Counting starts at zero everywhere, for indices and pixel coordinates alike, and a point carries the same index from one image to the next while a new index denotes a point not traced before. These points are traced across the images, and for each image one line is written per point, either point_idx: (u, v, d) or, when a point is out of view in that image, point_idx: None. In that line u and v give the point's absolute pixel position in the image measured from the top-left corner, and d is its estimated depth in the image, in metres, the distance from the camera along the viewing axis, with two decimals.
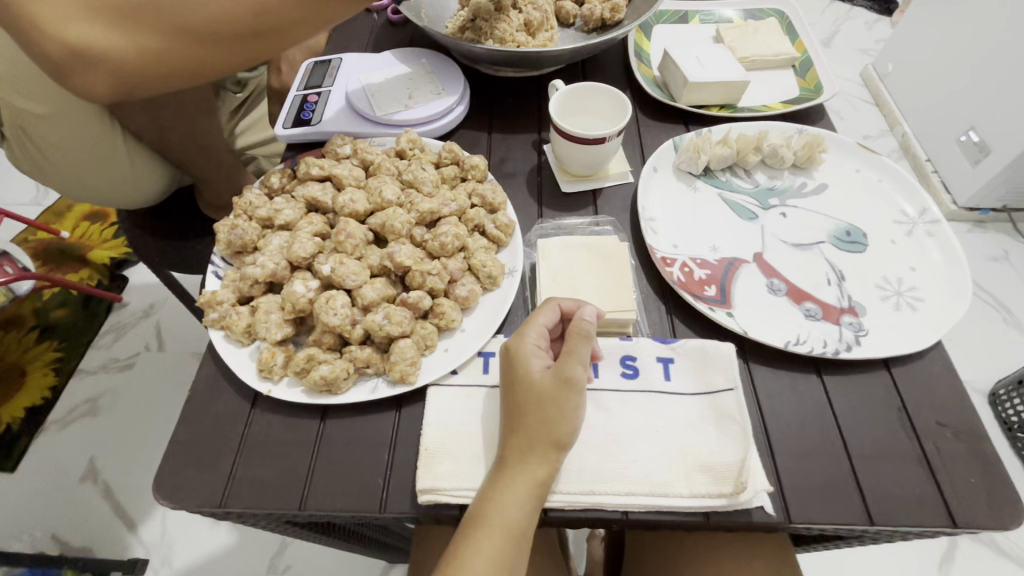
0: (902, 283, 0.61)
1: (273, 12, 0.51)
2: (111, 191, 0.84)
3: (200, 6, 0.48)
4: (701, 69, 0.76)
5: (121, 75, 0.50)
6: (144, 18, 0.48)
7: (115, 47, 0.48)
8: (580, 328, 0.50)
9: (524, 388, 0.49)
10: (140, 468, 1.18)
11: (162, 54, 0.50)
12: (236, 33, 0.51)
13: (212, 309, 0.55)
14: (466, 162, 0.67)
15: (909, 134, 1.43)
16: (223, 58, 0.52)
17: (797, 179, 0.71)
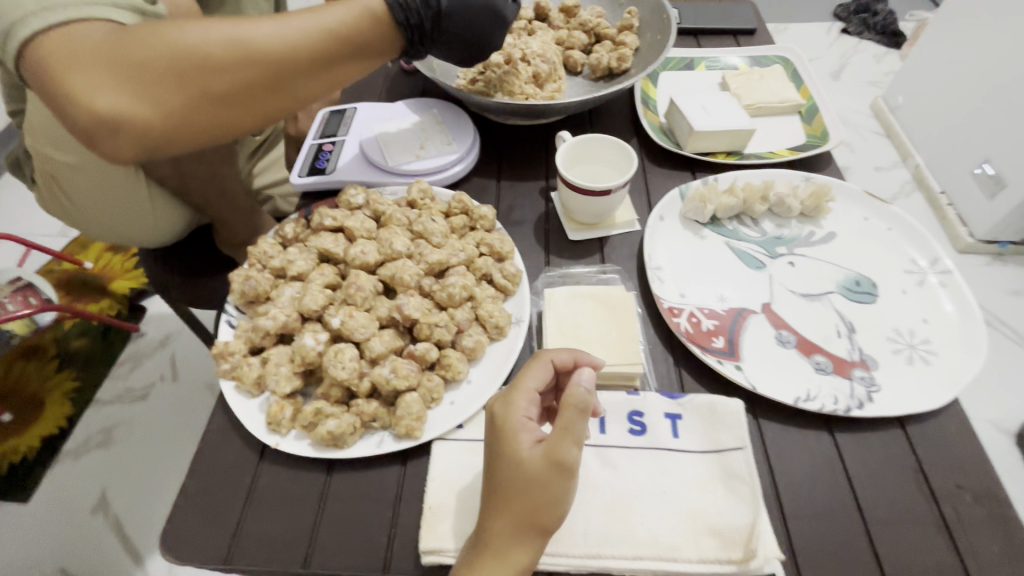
0: (914, 336, 0.60)
1: (292, 77, 0.55)
2: (135, 230, 0.87)
3: (225, 74, 0.52)
4: (707, 117, 0.78)
5: (148, 140, 0.52)
6: (173, 88, 0.51)
7: (143, 115, 0.51)
8: (575, 402, 0.46)
9: (512, 462, 0.46)
10: (150, 502, 1.19)
11: (188, 119, 0.53)
12: (256, 96, 0.54)
13: (224, 360, 0.56)
14: (475, 212, 0.69)
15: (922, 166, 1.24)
16: (243, 118, 0.56)
17: (805, 227, 0.71)
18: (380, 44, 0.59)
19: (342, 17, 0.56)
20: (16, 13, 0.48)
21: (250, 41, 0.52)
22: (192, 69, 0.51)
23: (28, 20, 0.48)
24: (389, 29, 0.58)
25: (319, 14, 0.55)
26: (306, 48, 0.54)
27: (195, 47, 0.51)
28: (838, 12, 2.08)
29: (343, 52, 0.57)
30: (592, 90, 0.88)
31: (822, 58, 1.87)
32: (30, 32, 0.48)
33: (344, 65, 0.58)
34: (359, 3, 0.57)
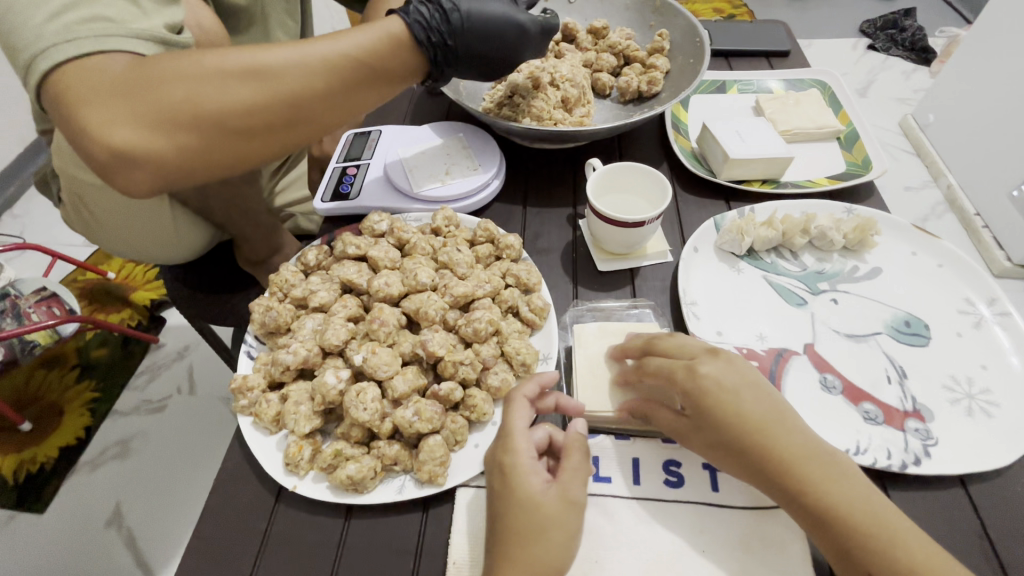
0: (972, 384, 0.56)
1: (309, 106, 0.54)
2: (158, 246, 0.87)
3: (242, 104, 0.51)
4: (743, 144, 0.75)
5: (164, 173, 0.52)
6: (188, 120, 0.50)
7: (159, 149, 0.50)
8: (574, 441, 0.48)
9: (528, 511, 0.44)
10: (165, 517, 1.17)
11: (203, 151, 0.52)
12: (271, 125, 0.53)
13: (242, 395, 0.54)
14: (501, 241, 0.66)
15: (955, 186, 1.16)
16: (260, 148, 0.55)
17: (848, 262, 0.67)
18: (399, 67, 0.57)
19: (362, 42, 0.55)
20: (38, 44, 0.48)
21: (268, 70, 0.51)
22: (208, 101, 0.49)
23: (48, 52, 0.48)
24: (412, 51, 0.58)
25: (337, 39, 0.54)
26: (323, 75, 0.53)
27: (212, 79, 0.49)
28: (865, 27, 2.05)
29: (361, 78, 0.55)
30: (621, 113, 0.86)
31: (849, 74, 1.83)
32: (50, 65, 0.48)
33: (362, 92, 0.56)
34: (378, 28, 0.56)
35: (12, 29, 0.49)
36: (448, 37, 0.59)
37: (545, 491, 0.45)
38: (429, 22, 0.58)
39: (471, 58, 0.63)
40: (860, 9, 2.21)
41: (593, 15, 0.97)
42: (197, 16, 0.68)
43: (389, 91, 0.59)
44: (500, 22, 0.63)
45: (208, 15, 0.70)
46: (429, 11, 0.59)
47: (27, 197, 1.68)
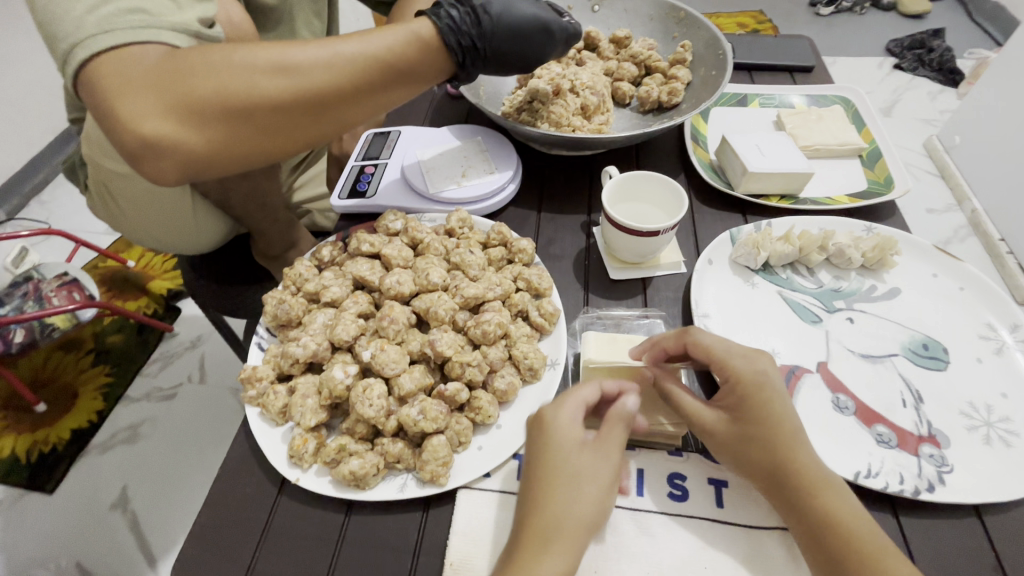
0: (991, 412, 0.54)
1: (333, 106, 0.54)
2: (177, 235, 0.88)
3: (267, 99, 0.51)
4: (762, 158, 0.74)
5: (189, 164, 0.53)
6: (215, 113, 0.50)
7: (186, 140, 0.51)
8: (620, 412, 0.48)
9: (562, 454, 0.46)
10: (171, 503, 1.19)
11: (228, 143, 0.52)
12: (294, 122, 0.54)
13: (251, 385, 0.55)
14: (514, 245, 0.66)
15: (981, 210, 1.12)
16: (281, 144, 0.55)
17: (866, 281, 0.66)
18: (426, 71, 0.58)
19: (389, 45, 0.55)
20: (76, 34, 0.49)
21: (293, 68, 0.52)
22: (234, 95, 0.50)
23: (86, 43, 0.49)
24: (442, 57, 0.59)
25: (365, 40, 0.54)
26: (349, 78, 0.54)
27: (239, 74, 0.50)
28: (891, 46, 2.04)
29: (386, 79, 0.56)
30: (640, 122, 0.86)
31: (873, 93, 1.81)
32: (87, 55, 0.49)
33: (385, 95, 0.57)
34: (405, 30, 0.56)
35: (51, 19, 0.50)
36: (478, 41, 0.60)
37: (580, 442, 0.46)
38: (461, 28, 0.58)
39: (499, 63, 0.64)
40: (887, 28, 2.19)
41: (616, 24, 0.97)
42: (227, 12, 0.70)
43: (412, 93, 0.60)
44: (530, 23, 0.63)
45: (239, 13, 0.71)
46: (461, 14, 0.59)
47: (55, 184, 1.73)
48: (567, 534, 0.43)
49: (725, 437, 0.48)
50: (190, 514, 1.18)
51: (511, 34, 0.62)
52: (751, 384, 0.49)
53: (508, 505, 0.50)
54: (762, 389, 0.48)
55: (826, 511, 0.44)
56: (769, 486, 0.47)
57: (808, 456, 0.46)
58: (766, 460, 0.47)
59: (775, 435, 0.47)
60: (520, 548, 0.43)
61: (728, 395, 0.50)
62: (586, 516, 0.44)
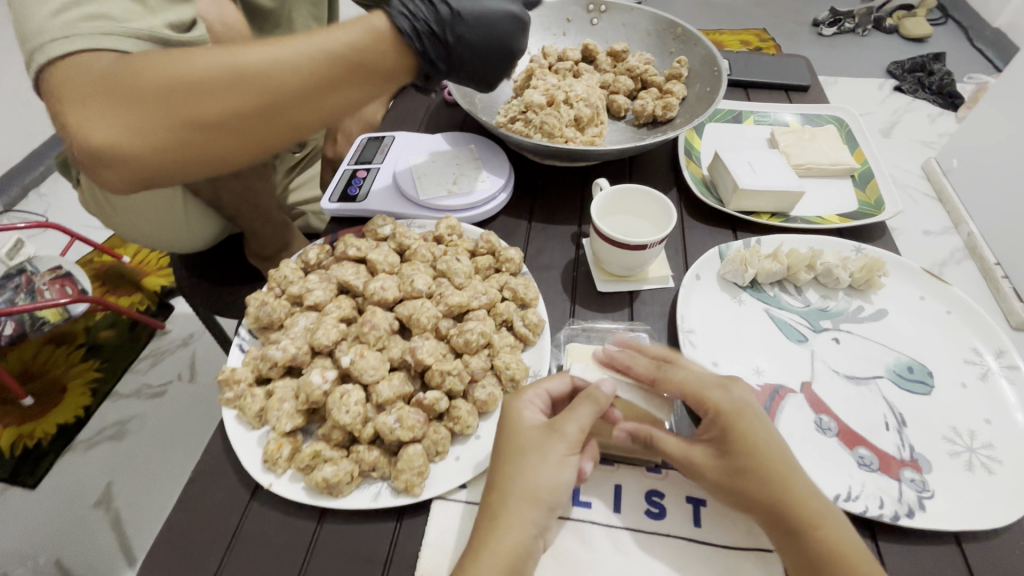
0: (974, 438, 0.54)
1: (285, 106, 0.51)
2: (168, 234, 0.89)
3: (211, 100, 0.49)
4: (753, 175, 0.74)
5: (143, 171, 0.52)
6: (163, 118, 0.49)
7: (130, 146, 0.49)
8: (592, 394, 0.48)
9: (515, 432, 0.48)
10: (153, 503, 1.17)
11: (178, 150, 0.51)
12: (243, 125, 0.51)
13: (229, 388, 0.54)
14: (502, 254, 0.66)
15: (978, 235, 1.11)
16: (235, 148, 0.53)
17: (853, 302, 0.66)
18: (384, 76, 0.55)
19: (346, 40, 0.52)
20: (38, 40, 0.49)
21: (238, 67, 0.49)
22: (180, 101, 0.49)
23: (44, 49, 0.49)
24: (405, 55, 0.55)
25: (320, 38, 0.51)
26: (302, 76, 0.51)
27: (185, 77, 0.48)
28: (892, 68, 2.05)
29: (340, 80, 0.52)
30: (634, 136, 0.86)
31: (872, 114, 1.82)
32: (44, 61, 0.49)
33: (341, 101, 0.54)
34: (364, 26, 0.53)
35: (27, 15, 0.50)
36: (443, 35, 0.56)
37: (537, 424, 0.48)
38: (421, 25, 0.54)
39: (471, 68, 0.62)
40: (888, 50, 2.21)
41: (615, 38, 0.98)
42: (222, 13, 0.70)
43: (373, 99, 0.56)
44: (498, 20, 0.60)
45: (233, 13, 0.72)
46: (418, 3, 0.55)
47: (54, 178, 1.73)
48: (518, 507, 0.44)
49: (720, 472, 0.46)
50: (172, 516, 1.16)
51: (483, 35, 0.59)
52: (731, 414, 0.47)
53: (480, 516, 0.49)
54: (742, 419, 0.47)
55: (816, 542, 0.44)
56: (761, 515, 0.46)
57: (801, 484, 0.46)
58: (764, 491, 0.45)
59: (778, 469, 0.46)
60: (480, 529, 0.44)
61: (710, 424, 0.48)
62: (535, 489, 0.45)
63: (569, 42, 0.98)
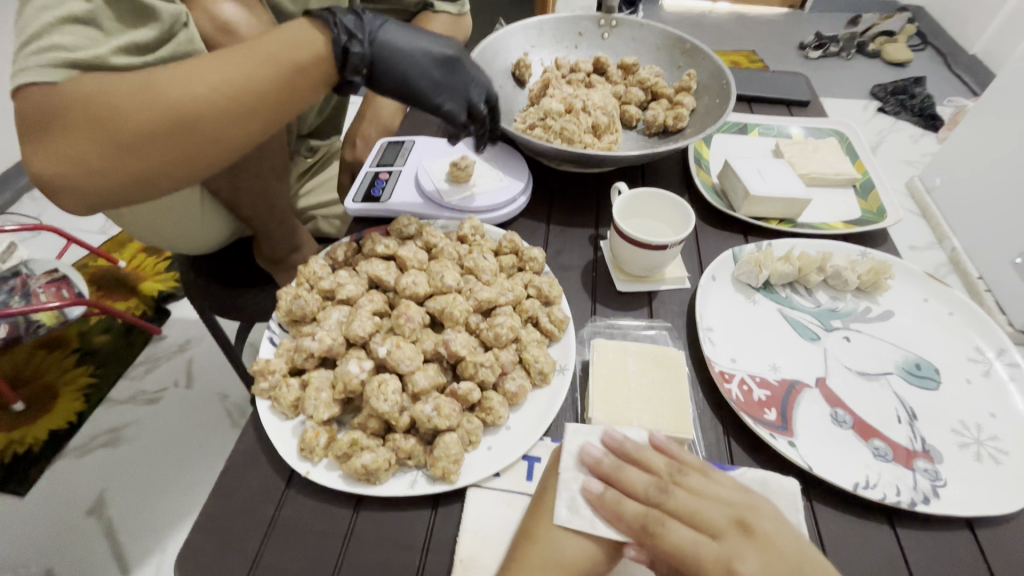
0: (981, 431, 0.57)
1: (216, 116, 0.53)
2: (182, 234, 0.88)
3: (136, 114, 0.50)
4: (763, 182, 0.78)
5: (88, 196, 0.53)
6: (90, 140, 0.50)
7: (72, 168, 0.51)
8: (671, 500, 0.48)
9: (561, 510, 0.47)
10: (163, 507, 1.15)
11: (110, 171, 0.52)
12: (175, 136, 0.52)
13: (263, 378, 0.55)
14: (525, 253, 0.68)
15: (960, 250, 1.21)
16: (172, 164, 0.54)
17: (861, 303, 0.69)
18: (302, 88, 0.57)
19: (271, 52, 0.55)
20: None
21: (157, 83, 0.51)
22: (105, 121, 0.50)
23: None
24: (320, 46, 0.58)
25: (236, 55, 0.54)
26: (231, 85, 0.53)
27: (110, 96, 0.50)
28: (875, 91, 2.14)
29: (258, 89, 0.54)
30: (645, 145, 0.89)
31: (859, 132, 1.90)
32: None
33: (263, 113, 0.56)
34: (286, 39, 0.56)
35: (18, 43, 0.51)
36: (359, 24, 0.60)
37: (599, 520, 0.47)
38: (339, 14, 0.59)
39: (403, 61, 0.63)
40: (872, 73, 2.30)
41: (624, 51, 1.02)
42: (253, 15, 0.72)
43: (293, 109, 0.59)
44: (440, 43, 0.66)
45: None
46: (352, 21, 0.60)
47: None
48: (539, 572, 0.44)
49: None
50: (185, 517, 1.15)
51: (408, 36, 0.63)
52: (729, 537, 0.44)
53: (514, 504, 0.51)
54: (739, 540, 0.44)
55: None
56: None
57: None
58: None
59: None
60: None
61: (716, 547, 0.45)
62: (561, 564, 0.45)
63: (581, 55, 1.02)
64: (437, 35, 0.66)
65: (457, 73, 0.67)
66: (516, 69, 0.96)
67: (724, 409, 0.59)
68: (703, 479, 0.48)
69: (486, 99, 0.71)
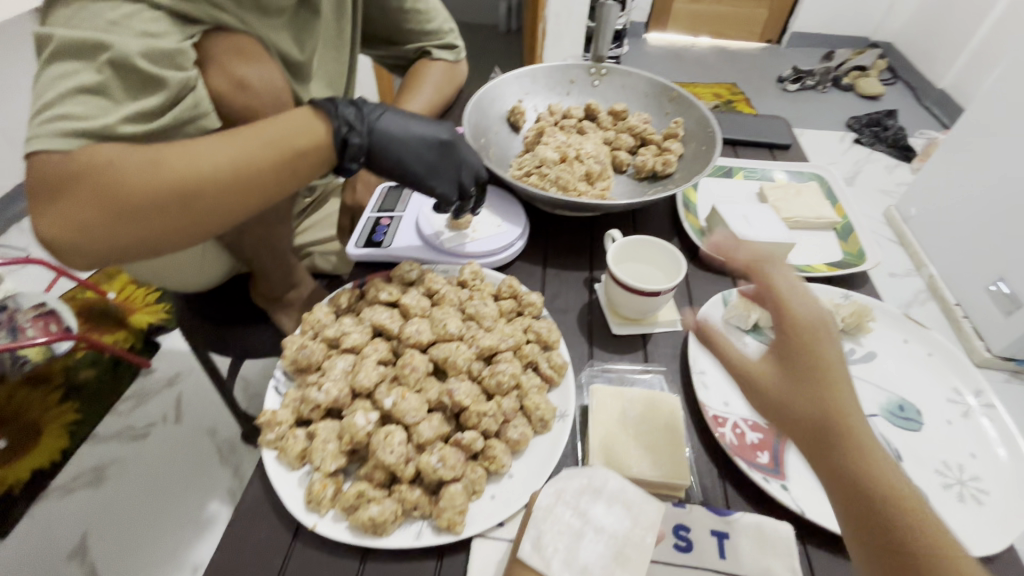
0: (962, 471, 0.59)
1: (226, 190, 0.58)
2: (178, 277, 0.90)
3: (152, 186, 0.54)
4: (749, 227, 0.81)
5: (84, 257, 0.55)
6: (93, 208, 0.52)
7: (76, 233, 0.52)
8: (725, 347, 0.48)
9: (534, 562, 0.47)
10: (156, 548, 1.13)
11: (109, 237, 0.54)
12: (186, 206, 0.56)
13: (270, 429, 0.56)
14: (524, 298, 0.71)
15: (937, 276, 1.41)
16: (177, 230, 0.58)
17: (845, 345, 0.72)
18: (304, 166, 0.64)
19: (280, 134, 0.62)
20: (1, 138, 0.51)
21: (165, 158, 0.55)
22: (120, 192, 0.52)
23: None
24: (318, 130, 0.64)
25: (240, 136, 0.60)
26: (244, 163, 0.59)
27: (126, 169, 0.53)
28: (851, 122, 2.24)
29: (260, 168, 0.60)
30: (636, 189, 0.93)
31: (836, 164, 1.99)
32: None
33: (261, 189, 0.61)
34: (293, 121, 0.63)
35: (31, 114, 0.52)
36: (359, 117, 0.68)
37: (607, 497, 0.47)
38: (341, 107, 0.67)
39: (399, 147, 0.72)
40: (848, 106, 2.41)
41: (614, 97, 1.06)
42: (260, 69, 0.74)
43: (289, 185, 0.64)
44: (433, 130, 0.74)
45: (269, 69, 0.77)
46: (352, 113, 0.68)
47: None
48: None
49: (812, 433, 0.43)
50: (182, 558, 1.12)
51: (405, 125, 0.73)
52: (828, 402, 0.41)
53: None
54: (840, 407, 0.41)
55: None
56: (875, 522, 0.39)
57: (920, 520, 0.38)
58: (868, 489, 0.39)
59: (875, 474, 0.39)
60: None
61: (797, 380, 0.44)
62: None
63: (573, 101, 1.06)
64: (434, 123, 0.76)
65: (449, 155, 0.74)
66: (511, 115, 1.00)
67: (719, 452, 0.61)
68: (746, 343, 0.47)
69: (475, 181, 0.78)
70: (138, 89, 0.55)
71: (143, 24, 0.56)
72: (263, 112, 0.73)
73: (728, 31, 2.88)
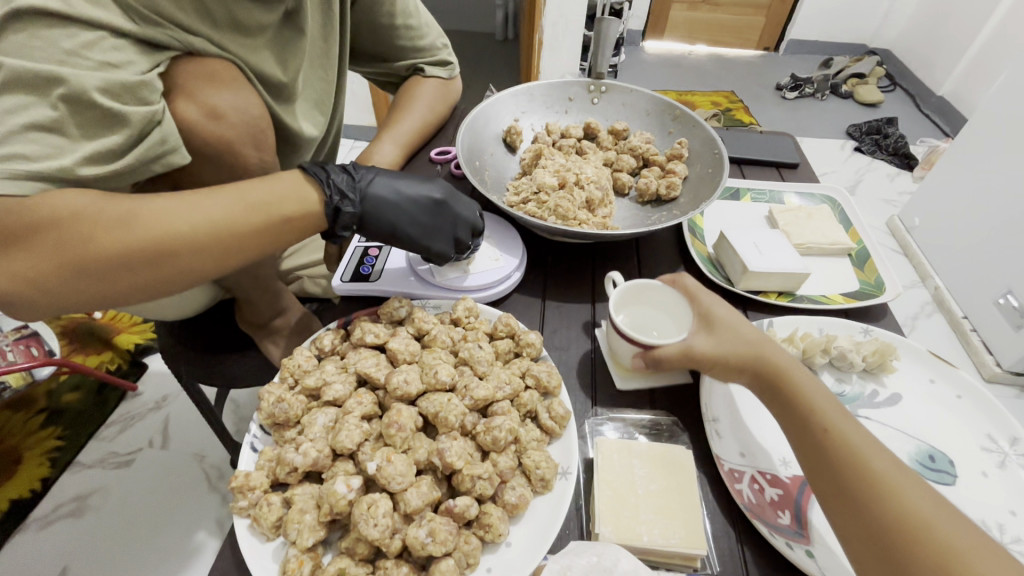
0: (1002, 532, 0.54)
1: (194, 254, 0.54)
2: (166, 309, 0.83)
3: (114, 248, 0.51)
4: (760, 256, 0.76)
5: (33, 308, 0.51)
6: (52, 263, 0.49)
7: (22, 288, 0.49)
8: (678, 353, 0.59)
9: None
10: None
11: (65, 290, 0.51)
12: (150, 265, 0.53)
13: (242, 495, 0.51)
14: (522, 338, 0.65)
15: (943, 289, 1.41)
16: (137, 287, 0.54)
17: (867, 386, 0.67)
18: (288, 231, 0.61)
19: (263, 193, 0.59)
20: None
21: (138, 217, 0.52)
22: (81, 250, 0.49)
23: None
24: (309, 198, 0.62)
25: (221, 194, 0.57)
26: (218, 226, 0.55)
27: (86, 224, 0.49)
28: (851, 130, 2.20)
29: (237, 231, 0.56)
30: (639, 214, 0.89)
31: (836, 174, 1.96)
32: None
33: (239, 251, 0.58)
34: (284, 180, 0.61)
35: None
36: (351, 186, 0.65)
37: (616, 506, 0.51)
38: (331, 172, 0.64)
39: (392, 211, 0.68)
40: (846, 113, 2.38)
41: (615, 116, 1.02)
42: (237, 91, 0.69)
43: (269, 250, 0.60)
44: (427, 192, 0.71)
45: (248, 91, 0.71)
46: (343, 179, 0.65)
47: None
48: None
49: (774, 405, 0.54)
50: None
51: (398, 186, 0.69)
52: (781, 379, 0.54)
53: None
54: (795, 384, 0.53)
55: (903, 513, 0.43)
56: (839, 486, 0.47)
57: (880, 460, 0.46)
58: (828, 453, 0.48)
59: (831, 437, 0.48)
60: None
61: (754, 374, 0.56)
62: None
63: (571, 120, 1.02)
64: (426, 182, 0.73)
65: (444, 215, 0.71)
66: (507, 136, 0.95)
67: (736, 511, 0.56)
68: (704, 336, 0.60)
69: (472, 232, 0.74)
70: (97, 125, 0.50)
71: (104, 53, 0.52)
72: (240, 142, 0.68)
73: (723, 38, 2.86)
